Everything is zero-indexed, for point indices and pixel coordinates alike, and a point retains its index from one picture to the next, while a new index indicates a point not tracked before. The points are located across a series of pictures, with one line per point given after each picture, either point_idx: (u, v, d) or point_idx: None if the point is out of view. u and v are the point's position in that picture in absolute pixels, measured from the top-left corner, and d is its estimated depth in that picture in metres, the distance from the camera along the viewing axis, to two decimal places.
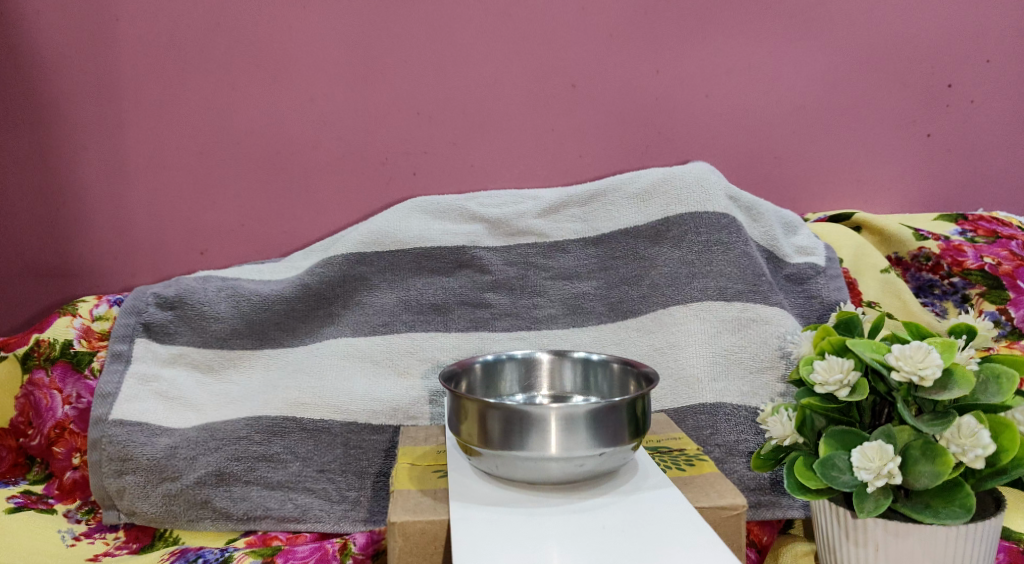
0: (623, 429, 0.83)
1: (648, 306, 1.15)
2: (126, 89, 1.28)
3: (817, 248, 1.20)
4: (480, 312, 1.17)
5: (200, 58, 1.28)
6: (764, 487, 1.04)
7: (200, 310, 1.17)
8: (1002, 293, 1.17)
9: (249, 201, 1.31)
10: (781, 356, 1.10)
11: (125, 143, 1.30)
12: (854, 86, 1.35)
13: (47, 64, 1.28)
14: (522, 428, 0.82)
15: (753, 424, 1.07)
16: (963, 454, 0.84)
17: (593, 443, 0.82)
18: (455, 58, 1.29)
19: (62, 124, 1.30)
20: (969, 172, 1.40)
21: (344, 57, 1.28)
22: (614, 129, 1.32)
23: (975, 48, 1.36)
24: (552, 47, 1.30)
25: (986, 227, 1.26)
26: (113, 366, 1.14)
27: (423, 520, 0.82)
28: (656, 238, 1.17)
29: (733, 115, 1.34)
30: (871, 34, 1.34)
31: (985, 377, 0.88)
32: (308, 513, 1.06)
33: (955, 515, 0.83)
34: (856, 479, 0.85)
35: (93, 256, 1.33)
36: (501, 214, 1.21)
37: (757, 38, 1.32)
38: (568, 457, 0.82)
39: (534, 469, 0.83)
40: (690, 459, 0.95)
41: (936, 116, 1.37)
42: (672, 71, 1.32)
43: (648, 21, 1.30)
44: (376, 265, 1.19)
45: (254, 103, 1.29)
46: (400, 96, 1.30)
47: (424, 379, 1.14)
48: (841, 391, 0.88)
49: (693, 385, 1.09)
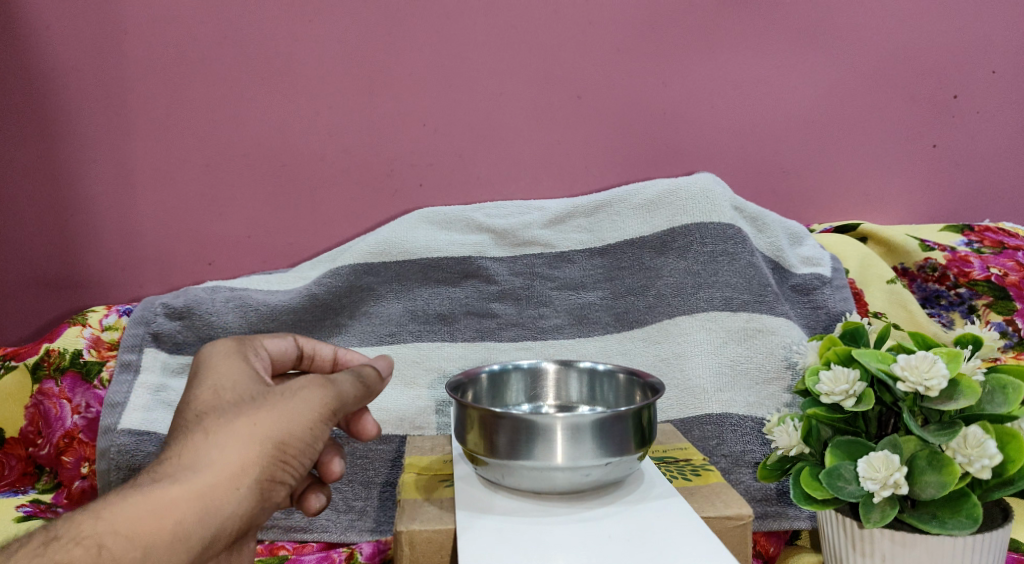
0: (627, 440, 0.83)
1: (653, 316, 1.15)
2: (135, 103, 1.30)
3: (822, 259, 1.20)
4: (485, 322, 1.18)
5: (208, 71, 1.29)
6: (770, 498, 1.04)
7: (209, 320, 1.17)
8: (1009, 304, 1.17)
9: (256, 212, 1.32)
10: (787, 367, 1.10)
11: (133, 155, 1.31)
12: (859, 98, 1.35)
13: (58, 78, 1.30)
14: (528, 437, 0.82)
15: (759, 434, 1.07)
16: (969, 464, 0.84)
17: (599, 454, 0.82)
18: (461, 73, 1.30)
19: (72, 137, 1.31)
20: (974, 183, 1.40)
21: (351, 69, 1.30)
22: (618, 140, 1.33)
23: (979, 58, 1.36)
24: (558, 57, 1.31)
25: (992, 237, 1.26)
26: (122, 375, 1.15)
27: (429, 530, 0.82)
28: (662, 248, 1.17)
29: (737, 125, 1.34)
30: (876, 45, 1.34)
31: (991, 388, 0.87)
32: (314, 523, 1.07)
33: (963, 525, 0.82)
34: (862, 489, 0.85)
35: (100, 267, 1.34)
36: (507, 224, 1.21)
37: (762, 49, 1.33)
38: (574, 466, 0.82)
39: (541, 479, 0.83)
40: (697, 469, 0.95)
41: (941, 126, 1.37)
42: (677, 83, 1.32)
43: (653, 33, 1.31)
44: (383, 275, 1.19)
45: (262, 115, 1.30)
46: (406, 108, 1.31)
47: (430, 389, 1.15)
48: (847, 401, 0.88)
49: (698, 395, 1.10)
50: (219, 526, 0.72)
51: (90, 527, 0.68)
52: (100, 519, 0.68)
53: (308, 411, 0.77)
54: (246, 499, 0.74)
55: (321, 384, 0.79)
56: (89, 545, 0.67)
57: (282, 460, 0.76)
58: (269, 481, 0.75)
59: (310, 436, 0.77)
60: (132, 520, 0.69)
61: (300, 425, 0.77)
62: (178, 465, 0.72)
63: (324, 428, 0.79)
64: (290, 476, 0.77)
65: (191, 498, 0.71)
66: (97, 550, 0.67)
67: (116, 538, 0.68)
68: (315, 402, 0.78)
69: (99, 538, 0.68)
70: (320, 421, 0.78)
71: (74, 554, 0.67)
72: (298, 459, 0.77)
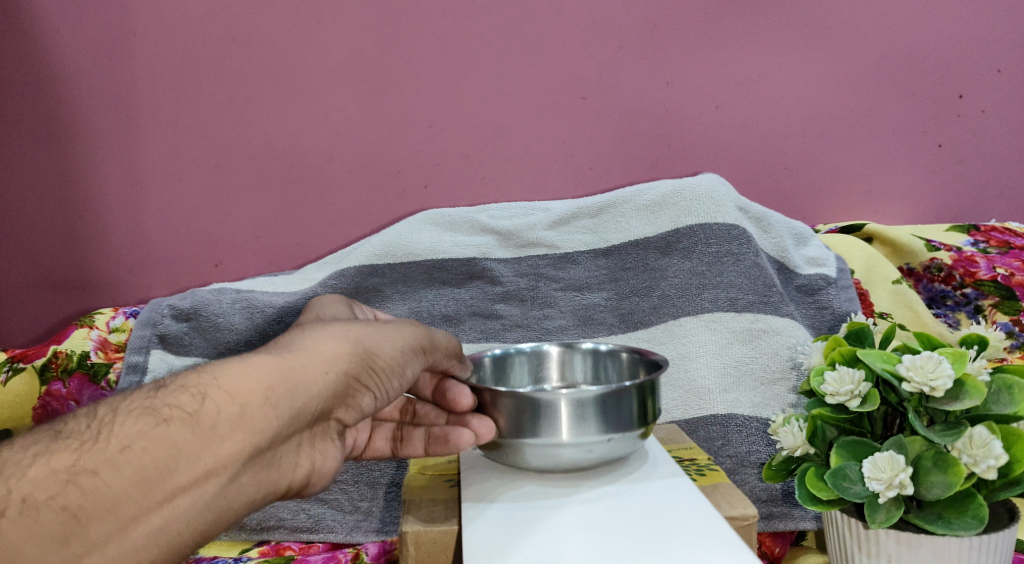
0: (631, 417, 0.84)
1: (658, 317, 1.15)
2: (142, 106, 1.31)
3: (828, 259, 1.20)
4: (490, 323, 1.18)
5: (215, 73, 1.30)
6: (776, 499, 1.04)
7: (214, 321, 1.17)
8: (1015, 304, 1.17)
9: (263, 213, 1.33)
10: (792, 368, 1.11)
11: (140, 157, 1.32)
12: (864, 97, 1.35)
13: (66, 81, 1.31)
14: (532, 415, 0.82)
15: (764, 435, 1.08)
16: (975, 465, 0.83)
17: (602, 429, 0.82)
18: (466, 76, 1.31)
19: (79, 140, 1.32)
20: (980, 182, 1.40)
21: (357, 70, 1.30)
22: (624, 141, 1.33)
23: (984, 57, 1.36)
24: (563, 58, 1.31)
25: (998, 238, 1.26)
26: (129, 377, 1.16)
27: (436, 530, 0.82)
28: (666, 249, 1.17)
29: (742, 125, 1.34)
30: (880, 44, 1.34)
31: (997, 388, 0.87)
32: (321, 523, 1.08)
33: (969, 525, 0.82)
34: (867, 489, 0.85)
35: (110, 269, 1.34)
36: (512, 226, 1.21)
37: (766, 49, 1.32)
38: (577, 443, 0.82)
39: (545, 457, 0.83)
40: (701, 469, 0.95)
41: (946, 126, 1.37)
42: (681, 83, 1.32)
43: (658, 33, 1.31)
44: (388, 276, 1.20)
45: (268, 117, 1.31)
46: (411, 109, 1.31)
47: None
48: (852, 402, 0.88)
49: (704, 396, 1.10)
50: (306, 404, 0.69)
51: (195, 378, 0.65)
52: (205, 374, 0.66)
53: (400, 336, 0.78)
54: (335, 386, 0.71)
55: (413, 323, 0.81)
56: (194, 392, 0.64)
57: (371, 365, 0.74)
58: (353, 380, 0.73)
59: (399, 356, 0.77)
60: (234, 376, 0.66)
61: (392, 344, 0.77)
62: (275, 349, 0.70)
63: (410, 358, 0.79)
64: (374, 386, 0.75)
65: (286, 367, 0.68)
66: (202, 398, 0.64)
67: (219, 392, 0.65)
68: (406, 333, 0.79)
69: (204, 387, 0.65)
70: (408, 347, 0.78)
71: (181, 400, 0.64)
72: (385, 373, 0.76)
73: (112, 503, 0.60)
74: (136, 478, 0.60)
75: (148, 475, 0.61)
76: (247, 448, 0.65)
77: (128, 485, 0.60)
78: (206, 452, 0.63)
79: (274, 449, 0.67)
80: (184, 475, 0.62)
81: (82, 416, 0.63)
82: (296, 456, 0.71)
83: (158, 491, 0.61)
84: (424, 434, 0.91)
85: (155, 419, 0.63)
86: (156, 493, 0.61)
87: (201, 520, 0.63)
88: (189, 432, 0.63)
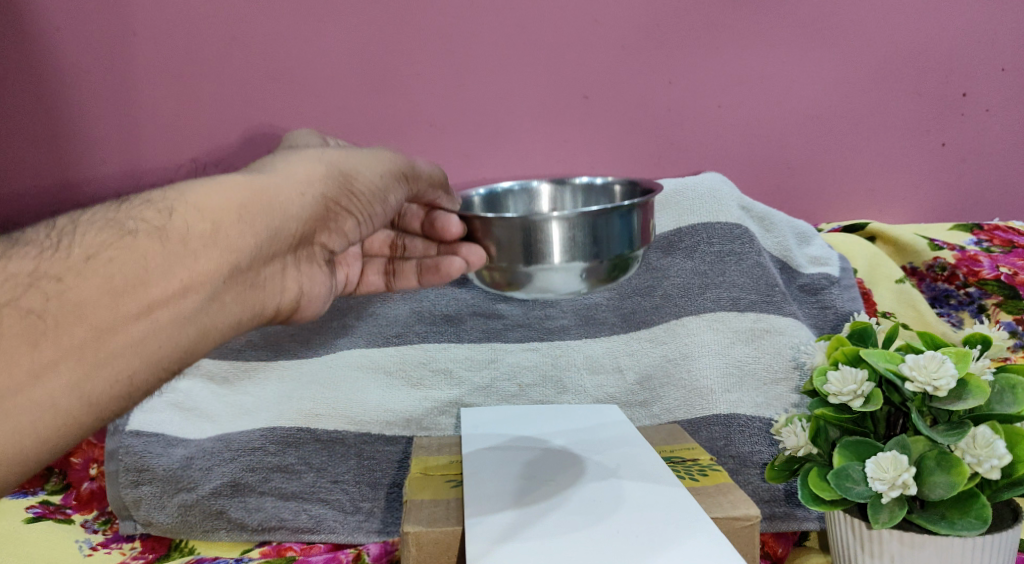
0: (622, 238, 0.83)
1: (660, 316, 1.14)
2: (144, 104, 1.30)
3: (831, 258, 1.19)
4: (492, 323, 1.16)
5: (216, 72, 1.29)
6: (778, 499, 1.06)
7: None
8: (1019, 303, 1.17)
9: None
10: (795, 367, 1.12)
11: (143, 155, 1.32)
12: (866, 96, 1.35)
13: (67, 81, 1.30)
14: (525, 241, 0.81)
15: (766, 435, 1.09)
16: (978, 464, 0.84)
17: (592, 250, 0.82)
18: (468, 75, 1.30)
19: (81, 139, 1.32)
20: (982, 180, 1.40)
21: (358, 70, 1.30)
22: (625, 139, 1.34)
23: (991, 55, 1.34)
24: (565, 58, 1.30)
25: (1002, 235, 1.25)
26: None
27: (436, 531, 0.82)
28: (668, 248, 1.16)
29: (744, 123, 1.34)
30: (885, 42, 1.33)
31: (1001, 388, 0.87)
32: (322, 523, 1.10)
33: (971, 526, 0.82)
34: (870, 490, 0.85)
35: None
36: None
37: (770, 48, 1.32)
38: (568, 267, 0.82)
39: (539, 281, 0.83)
40: (704, 469, 0.94)
41: (950, 125, 1.37)
42: (684, 82, 1.32)
43: (661, 32, 1.30)
44: None
45: (270, 117, 1.31)
46: (413, 109, 1.31)
47: (436, 390, 1.15)
48: (855, 402, 0.87)
49: (705, 395, 1.12)
50: (282, 222, 0.76)
51: (162, 195, 0.72)
52: (174, 192, 0.73)
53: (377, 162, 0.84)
54: (313, 206, 0.79)
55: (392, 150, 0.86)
56: (161, 208, 0.71)
57: (349, 188, 0.81)
58: (330, 201, 0.80)
59: (377, 182, 0.83)
60: (204, 195, 0.72)
61: (372, 170, 0.82)
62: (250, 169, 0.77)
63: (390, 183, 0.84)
64: (355, 210, 0.83)
65: (257, 187, 0.74)
66: (168, 214, 0.71)
67: (187, 208, 0.71)
68: (384, 158, 0.84)
69: (171, 204, 0.71)
70: (388, 172, 0.84)
71: (148, 215, 0.71)
72: (364, 195, 0.82)
73: (83, 307, 0.66)
74: (107, 288, 0.67)
75: (119, 286, 0.67)
76: (222, 266, 0.72)
77: (99, 292, 0.67)
78: (180, 266, 0.70)
79: (248, 268, 0.75)
80: (159, 287, 0.69)
81: (46, 227, 0.70)
82: (280, 276, 0.81)
83: (133, 303, 0.68)
84: (417, 266, 0.99)
85: (121, 231, 0.69)
86: (128, 304, 0.68)
87: (182, 330, 0.71)
88: (158, 244, 0.69)
